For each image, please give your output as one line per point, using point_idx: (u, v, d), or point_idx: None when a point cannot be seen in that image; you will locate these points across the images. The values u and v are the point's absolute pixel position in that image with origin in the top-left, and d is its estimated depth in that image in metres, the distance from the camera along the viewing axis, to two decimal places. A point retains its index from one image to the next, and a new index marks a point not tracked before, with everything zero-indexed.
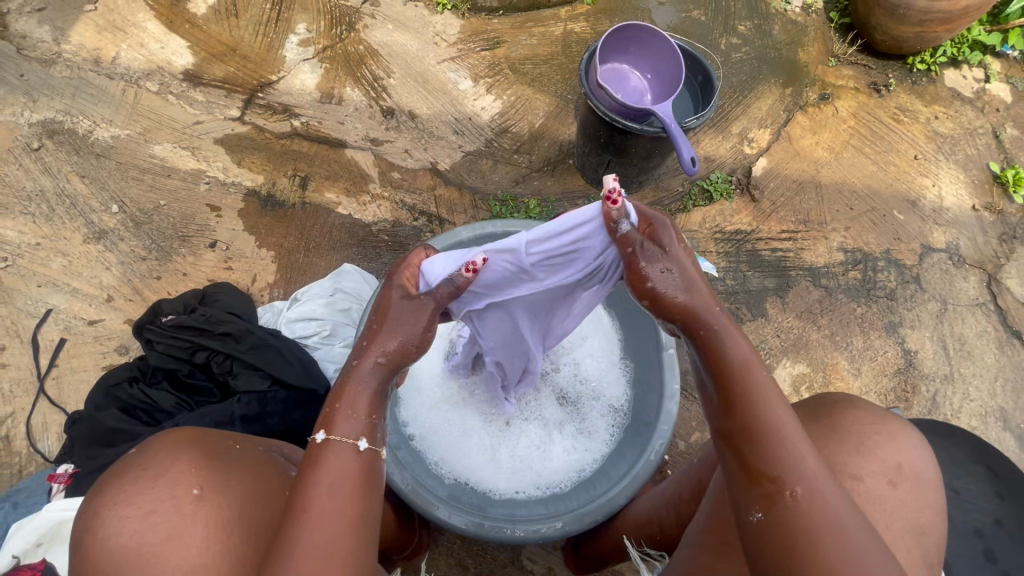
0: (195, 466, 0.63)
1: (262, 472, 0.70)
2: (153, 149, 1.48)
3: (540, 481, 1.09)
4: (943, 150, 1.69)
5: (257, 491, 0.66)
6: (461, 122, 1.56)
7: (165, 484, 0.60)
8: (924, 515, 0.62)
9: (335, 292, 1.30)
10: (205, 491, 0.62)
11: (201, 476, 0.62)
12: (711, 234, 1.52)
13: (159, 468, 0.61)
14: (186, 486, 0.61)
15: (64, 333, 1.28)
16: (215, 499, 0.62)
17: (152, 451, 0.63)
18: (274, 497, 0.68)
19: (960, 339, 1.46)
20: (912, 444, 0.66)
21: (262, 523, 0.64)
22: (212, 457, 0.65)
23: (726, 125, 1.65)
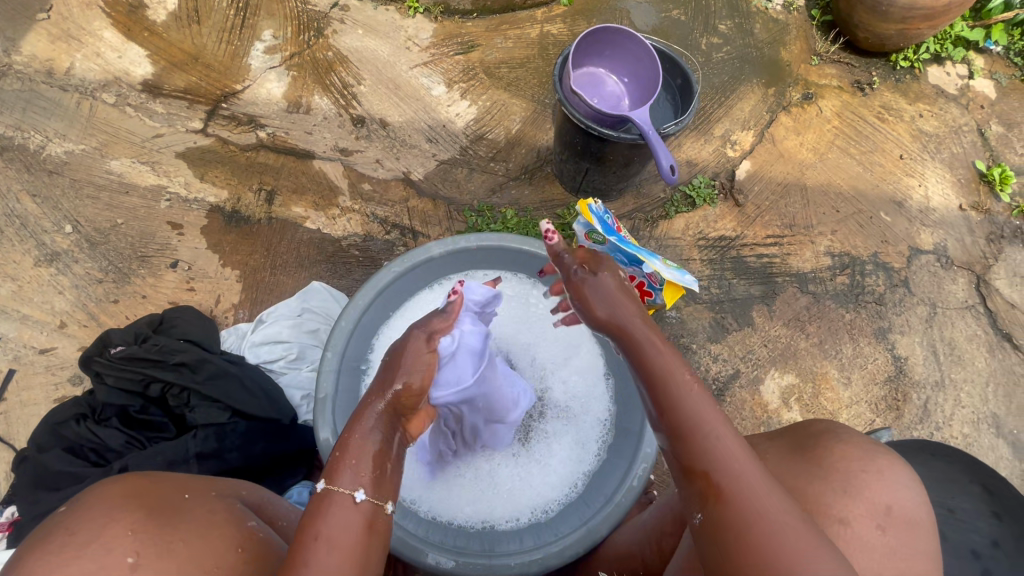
0: (134, 526, 0.53)
1: (217, 527, 0.60)
2: (110, 164, 1.40)
3: (532, 504, 1.04)
4: (929, 149, 1.66)
5: (205, 552, 0.56)
6: (434, 130, 1.50)
7: (95, 551, 0.51)
8: (916, 564, 0.56)
9: (302, 312, 1.24)
10: (143, 559, 0.52)
11: (139, 540, 0.53)
12: (694, 241, 1.48)
13: (90, 531, 0.52)
14: (119, 553, 0.51)
15: (14, 364, 1.21)
16: (154, 567, 0.52)
17: (83, 508, 0.54)
18: (228, 557, 0.58)
19: (950, 344, 1.43)
20: (901, 483, 0.61)
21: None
22: (155, 514, 0.56)
23: (709, 128, 1.60)
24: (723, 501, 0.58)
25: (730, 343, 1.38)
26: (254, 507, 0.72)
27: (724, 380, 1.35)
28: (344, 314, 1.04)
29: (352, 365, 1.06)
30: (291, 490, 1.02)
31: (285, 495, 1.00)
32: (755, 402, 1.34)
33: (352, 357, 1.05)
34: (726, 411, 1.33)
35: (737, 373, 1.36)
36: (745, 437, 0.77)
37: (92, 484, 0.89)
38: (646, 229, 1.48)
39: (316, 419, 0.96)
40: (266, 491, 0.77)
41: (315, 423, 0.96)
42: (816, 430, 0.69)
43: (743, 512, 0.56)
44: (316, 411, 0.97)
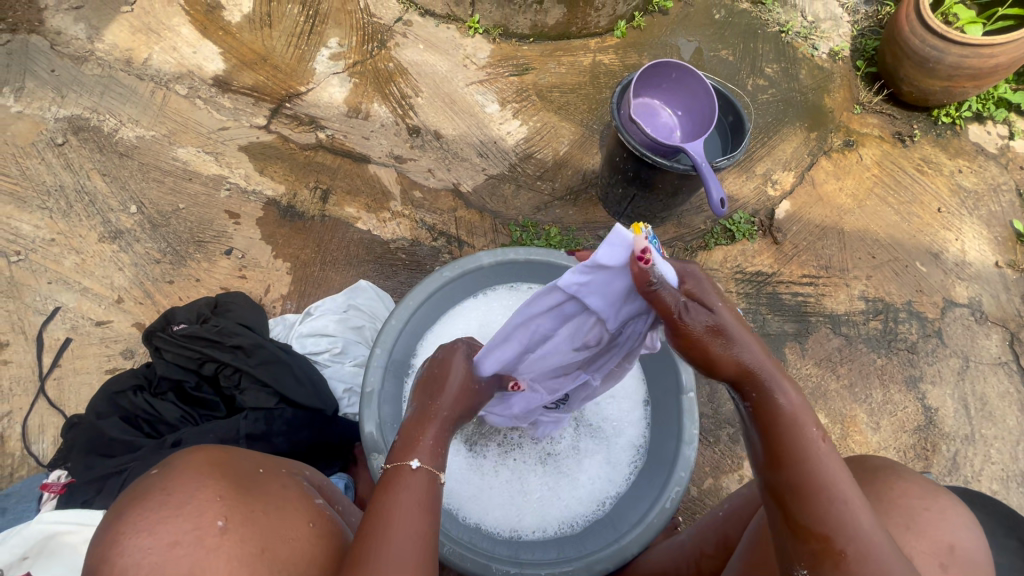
0: (220, 493, 0.56)
1: (290, 503, 0.63)
2: (177, 152, 1.47)
3: (558, 520, 1.04)
4: (967, 205, 1.68)
5: (284, 524, 0.59)
6: (486, 145, 1.56)
7: (190, 513, 0.53)
8: None
9: (348, 309, 1.28)
10: (230, 523, 0.55)
11: (227, 506, 0.56)
12: (731, 274, 1.51)
13: (183, 493, 0.55)
14: (210, 515, 0.54)
15: (70, 333, 1.26)
16: (241, 531, 0.55)
17: (171, 473, 0.57)
18: (303, 531, 0.61)
19: (981, 399, 1.43)
20: (964, 526, 0.62)
21: (290, 560, 0.57)
22: (238, 483, 0.59)
23: (751, 165, 1.64)
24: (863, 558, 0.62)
25: None
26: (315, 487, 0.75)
27: None
28: (395, 315, 1.08)
29: (397, 365, 1.09)
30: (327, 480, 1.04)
31: None
32: None
33: (399, 356, 1.09)
34: None
35: None
36: None
37: (145, 454, 0.91)
38: (684, 258, 1.51)
39: (362, 414, 1.00)
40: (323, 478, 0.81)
41: (361, 417, 1.00)
42: (874, 465, 0.70)
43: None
44: (362, 407, 1.00)
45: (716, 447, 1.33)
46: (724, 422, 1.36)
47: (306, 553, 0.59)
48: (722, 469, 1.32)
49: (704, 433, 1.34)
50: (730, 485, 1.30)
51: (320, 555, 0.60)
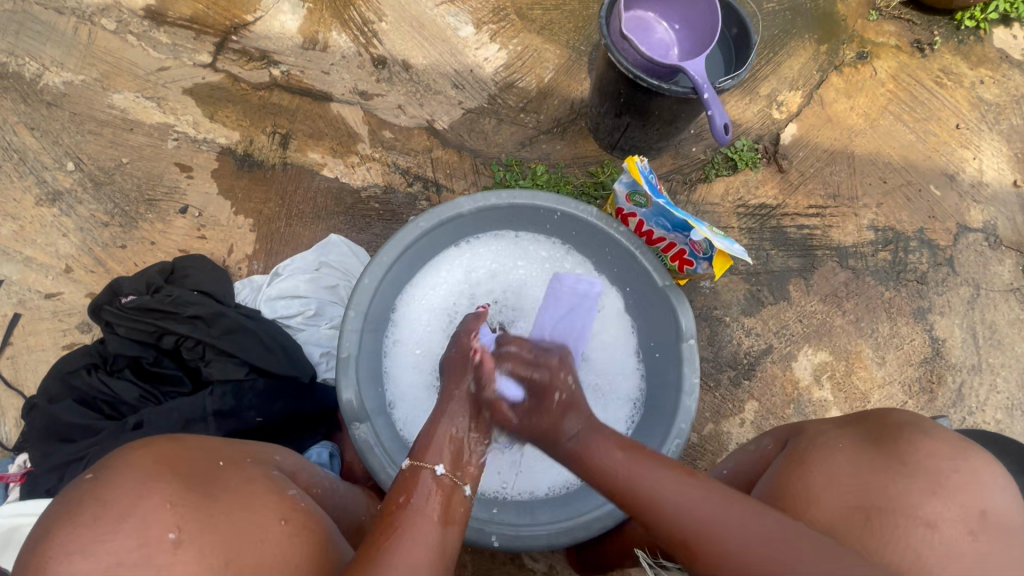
0: (172, 499, 0.50)
1: (259, 499, 0.57)
2: (112, 98, 1.30)
3: (550, 482, 1.01)
4: (987, 119, 1.54)
5: (252, 525, 0.53)
6: (461, 75, 1.38)
7: (133, 527, 0.47)
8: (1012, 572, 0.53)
9: (320, 267, 1.18)
10: (184, 534, 0.49)
11: (179, 514, 0.50)
12: (733, 208, 1.40)
13: (122, 505, 0.48)
14: (159, 529, 0.48)
15: (19, 308, 1.16)
16: (197, 543, 0.49)
17: (115, 478, 0.50)
18: (273, 530, 0.55)
19: (990, 327, 1.38)
20: (997, 487, 0.57)
21: (260, 566, 0.51)
22: (193, 485, 0.53)
23: (755, 86, 1.49)
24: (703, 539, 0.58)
25: (764, 317, 1.33)
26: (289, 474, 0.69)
27: (755, 355, 1.31)
28: (368, 272, 0.97)
29: (374, 326, 1.00)
30: (309, 451, 0.98)
31: (305, 454, 0.97)
32: (785, 378, 1.30)
33: (376, 315, 1.00)
34: (755, 386, 1.29)
35: (769, 348, 1.32)
36: (805, 423, 0.73)
37: (104, 438, 0.85)
38: (683, 192, 1.40)
39: (338, 381, 0.92)
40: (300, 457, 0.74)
41: (337, 384, 0.92)
42: (895, 422, 0.65)
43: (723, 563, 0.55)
44: (338, 373, 0.92)
45: (716, 392, 1.29)
46: (725, 365, 1.32)
47: (280, 555, 0.54)
48: (722, 413, 1.28)
49: (704, 377, 1.30)
50: (731, 428, 1.27)
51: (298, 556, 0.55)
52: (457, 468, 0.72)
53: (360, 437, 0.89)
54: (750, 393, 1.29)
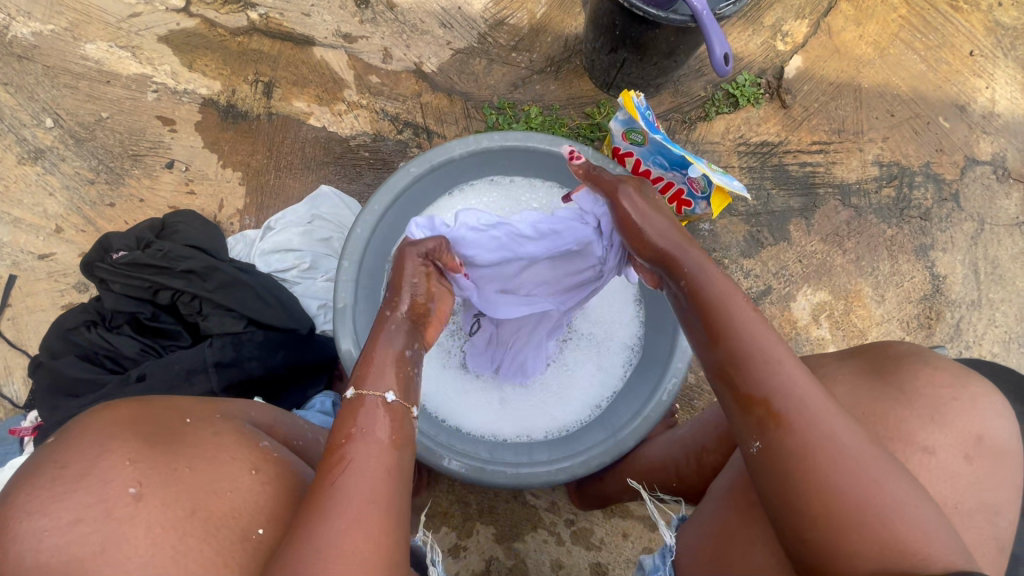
0: (131, 456, 0.52)
1: (225, 451, 0.58)
2: (85, 49, 1.24)
3: (545, 423, 1.04)
4: (1004, 45, 1.45)
5: (216, 476, 0.55)
6: (449, 13, 1.31)
7: (91, 484, 0.49)
8: (1001, 493, 0.55)
9: (312, 219, 1.16)
10: (145, 487, 0.51)
11: (140, 470, 0.51)
12: (734, 146, 1.36)
13: (80, 465, 0.50)
14: (120, 484, 0.50)
15: (13, 270, 1.16)
16: (160, 495, 0.51)
17: (75, 440, 0.52)
18: (241, 481, 0.57)
19: (993, 262, 1.36)
20: (994, 413, 0.58)
21: (227, 514, 0.54)
22: (154, 441, 0.54)
23: (759, 15, 1.40)
24: (784, 424, 0.54)
25: (763, 258, 1.32)
26: (266, 427, 0.70)
27: (754, 297, 1.31)
28: (359, 221, 0.95)
29: (370, 276, 1.00)
30: (312, 400, 1.00)
31: (308, 405, 0.99)
32: (784, 317, 1.31)
33: (370, 265, 0.99)
34: None
35: (768, 289, 1.31)
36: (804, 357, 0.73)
37: (108, 392, 0.86)
38: (682, 132, 1.36)
39: (336, 330, 0.92)
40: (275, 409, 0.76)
41: (335, 334, 0.92)
42: (898, 352, 0.64)
43: (804, 438, 0.53)
44: (336, 323, 0.92)
45: None
46: None
47: (249, 504, 0.56)
48: None
49: None
50: None
51: (264, 503, 0.57)
52: (407, 387, 0.67)
53: None
54: None
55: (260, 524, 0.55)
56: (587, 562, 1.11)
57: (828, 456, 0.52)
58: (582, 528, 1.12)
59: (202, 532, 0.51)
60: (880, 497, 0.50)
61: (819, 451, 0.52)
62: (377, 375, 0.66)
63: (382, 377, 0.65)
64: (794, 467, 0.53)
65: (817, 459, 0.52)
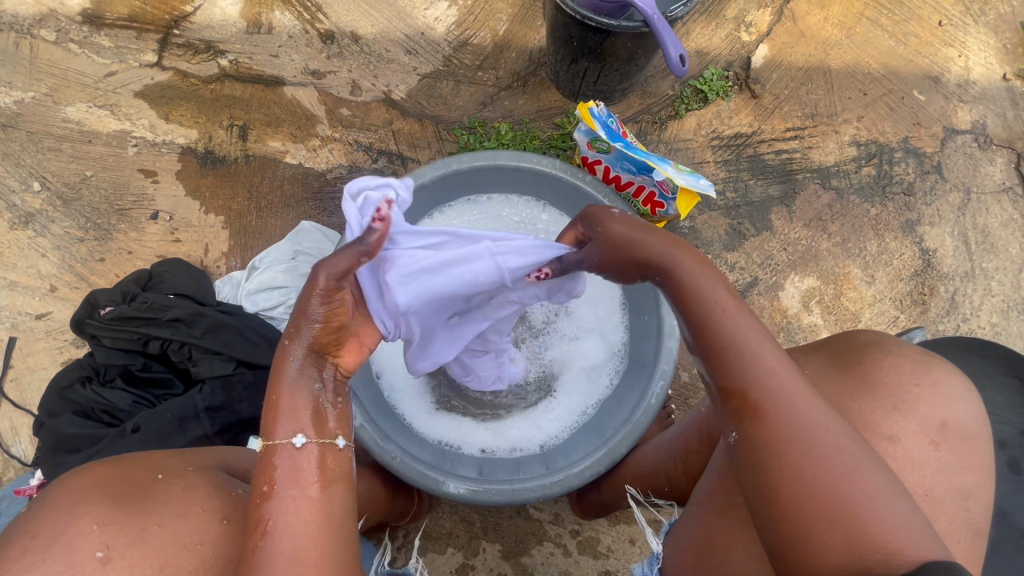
0: (99, 520, 0.54)
1: (195, 503, 0.60)
2: (65, 112, 1.29)
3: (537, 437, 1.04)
4: (973, 11, 1.43)
5: (183, 532, 0.57)
6: (413, 39, 1.33)
7: (60, 552, 0.52)
8: (969, 477, 0.56)
9: (295, 255, 1.18)
10: (111, 551, 0.53)
11: (107, 533, 0.54)
12: (707, 141, 1.36)
13: (50, 533, 0.53)
14: (87, 549, 0.53)
15: (13, 332, 1.19)
16: (124, 558, 0.54)
17: (46, 508, 0.55)
18: (209, 532, 0.59)
19: (983, 232, 1.35)
20: (957, 396, 0.59)
21: (194, 568, 0.56)
22: (121, 502, 0.56)
23: (721, 8, 1.40)
24: (763, 420, 0.53)
25: (747, 250, 1.32)
26: (247, 470, 0.72)
27: (742, 289, 1.31)
28: None
29: None
30: None
31: None
32: (774, 307, 1.30)
33: None
34: None
35: (755, 280, 1.31)
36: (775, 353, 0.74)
37: (106, 445, 0.88)
38: (654, 132, 1.36)
39: None
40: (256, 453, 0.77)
41: None
42: (861, 342, 0.66)
43: (782, 429, 0.52)
44: None
45: None
46: None
47: (214, 556, 0.58)
48: None
49: None
50: None
51: (233, 552, 0.59)
52: (322, 426, 0.60)
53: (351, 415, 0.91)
54: None
55: (227, 575, 0.58)
56: (596, 571, 1.10)
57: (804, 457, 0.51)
58: (587, 538, 1.12)
59: None
60: (854, 493, 0.48)
61: (798, 452, 0.51)
62: (287, 421, 0.58)
63: (296, 426, 0.58)
64: (770, 463, 0.52)
65: (788, 453, 0.51)
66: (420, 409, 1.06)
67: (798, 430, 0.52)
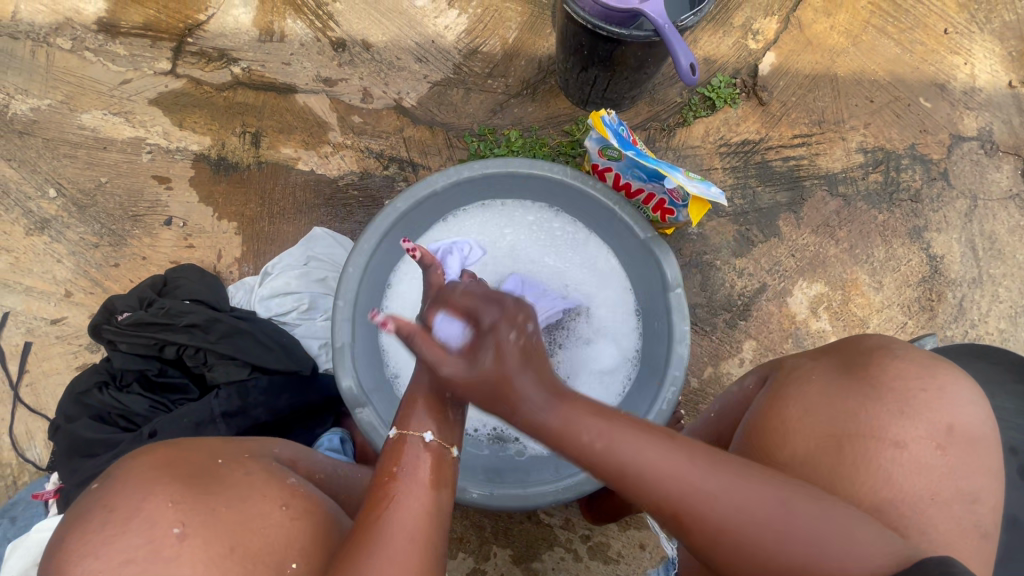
0: (174, 498, 0.54)
1: (257, 489, 0.60)
2: (81, 119, 1.30)
3: None
4: (979, 19, 1.44)
5: (255, 513, 0.57)
6: (423, 48, 1.34)
7: (139, 527, 0.52)
8: (975, 481, 0.56)
9: (308, 261, 1.19)
10: (188, 528, 0.53)
11: (182, 511, 0.54)
12: (715, 148, 1.37)
13: (128, 508, 0.53)
14: (165, 525, 0.52)
15: (28, 337, 1.20)
16: (201, 535, 0.53)
17: (120, 485, 0.55)
18: (276, 515, 0.59)
19: (990, 238, 1.35)
20: (966, 401, 0.59)
21: (265, 548, 0.55)
22: (194, 483, 0.56)
23: (728, 16, 1.41)
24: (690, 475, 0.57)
25: (755, 256, 1.32)
26: (289, 464, 0.72)
27: (751, 294, 1.31)
28: (350, 261, 0.97)
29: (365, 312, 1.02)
30: (321, 438, 1.02)
31: (317, 443, 1.01)
32: (782, 313, 1.31)
33: (365, 303, 1.01)
34: (752, 326, 1.30)
35: (764, 286, 1.32)
36: (783, 356, 0.74)
37: (124, 449, 0.89)
38: (662, 139, 1.37)
39: (337, 369, 0.94)
40: (298, 445, 0.78)
41: (336, 372, 0.94)
42: (867, 347, 0.66)
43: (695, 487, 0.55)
44: (336, 361, 0.94)
45: (713, 336, 1.30)
46: (720, 308, 1.32)
47: (283, 539, 0.57)
48: (722, 356, 1.30)
49: (699, 323, 1.30)
50: (731, 369, 1.29)
51: (302, 536, 0.59)
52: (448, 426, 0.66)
53: (365, 420, 0.92)
54: (747, 333, 1.30)
55: (297, 558, 0.57)
56: None
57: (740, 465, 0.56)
58: (598, 543, 1.12)
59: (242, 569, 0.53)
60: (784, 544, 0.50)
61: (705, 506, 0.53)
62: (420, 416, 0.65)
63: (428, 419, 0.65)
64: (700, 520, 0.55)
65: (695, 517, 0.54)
66: None
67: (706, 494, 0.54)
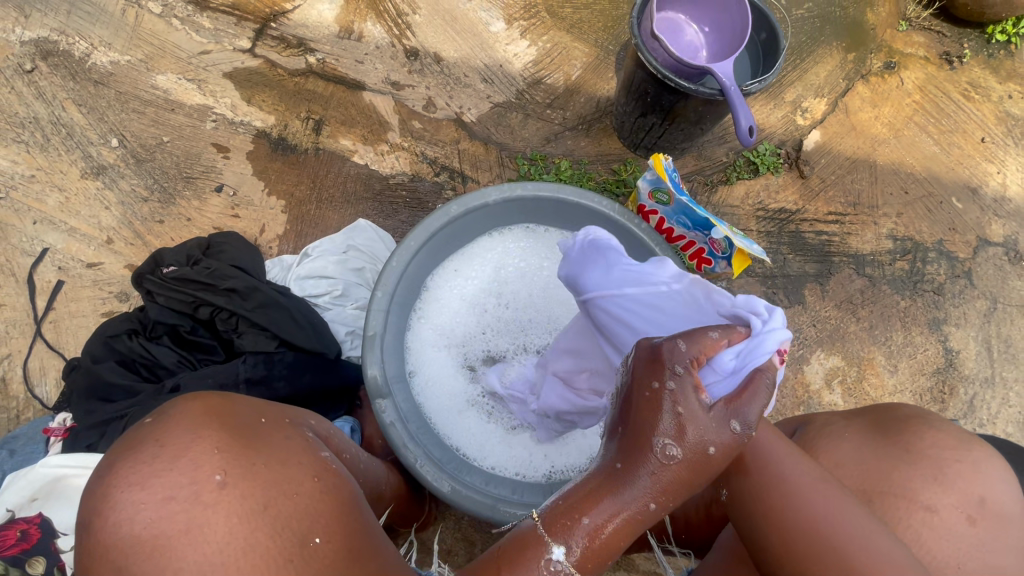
0: (219, 445, 0.54)
1: (296, 455, 0.60)
2: (156, 79, 1.35)
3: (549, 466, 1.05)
4: (1015, 134, 1.51)
5: (287, 477, 0.57)
6: (490, 70, 1.41)
7: (185, 467, 0.52)
8: (1003, 556, 0.58)
9: (347, 250, 1.22)
10: (229, 477, 0.53)
11: (225, 459, 0.54)
12: (753, 211, 1.42)
13: (177, 446, 0.53)
14: (208, 470, 0.53)
15: (61, 276, 1.23)
16: (239, 487, 0.53)
17: (172, 423, 0.55)
18: (307, 486, 0.58)
19: (1006, 341, 1.38)
20: (995, 477, 0.62)
21: (293, 516, 0.54)
22: (239, 435, 0.56)
23: (780, 91, 1.48)
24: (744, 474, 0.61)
25: None
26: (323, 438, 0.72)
27: None
28: (395, 255, 0.99)
29: (400, 306, 1.03)
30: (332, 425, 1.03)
31: None
32: (797, 380, 1.33)
33: (401, 298, 1.03)
34: None
35: None
36: (812, 412, 0.76)
37: (144, 399, 0.91)
38: (704, 193, 1.42)
39: (365, 357, 0.96)
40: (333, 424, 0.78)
41: (364, 360, 0.96)
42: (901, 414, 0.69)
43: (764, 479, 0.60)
44: (365, 349, 0.96)
45: None
46: None
47: (312, 510, 0.56)
48: None
49: None
50: None
51: (327, 509, 0.58)
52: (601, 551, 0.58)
53: (383, 411, 0.92)
54: None
55: (320, 531, 0.55)
56: None
57: (787, 502, 0.58)
58: None
59: (271, 532, 0.52)
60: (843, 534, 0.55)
61: (779, 494, 0.59)
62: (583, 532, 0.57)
63: (601, 554, 0.57)
64: (767, 516, 0.58)
65: (773, 497, 0.59)
66: (436, 410, 1.08)
67: (768, 487, 0.59)
